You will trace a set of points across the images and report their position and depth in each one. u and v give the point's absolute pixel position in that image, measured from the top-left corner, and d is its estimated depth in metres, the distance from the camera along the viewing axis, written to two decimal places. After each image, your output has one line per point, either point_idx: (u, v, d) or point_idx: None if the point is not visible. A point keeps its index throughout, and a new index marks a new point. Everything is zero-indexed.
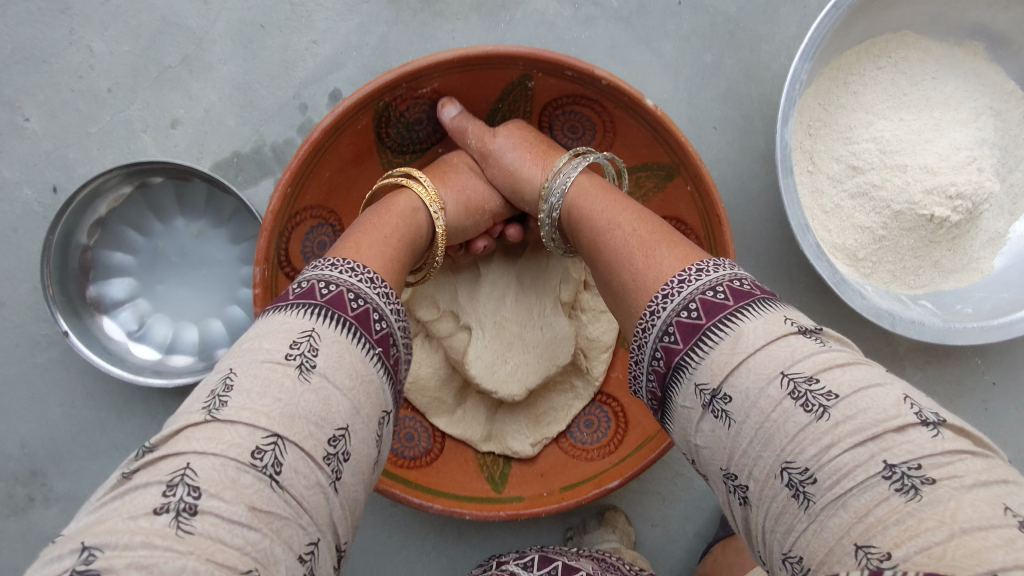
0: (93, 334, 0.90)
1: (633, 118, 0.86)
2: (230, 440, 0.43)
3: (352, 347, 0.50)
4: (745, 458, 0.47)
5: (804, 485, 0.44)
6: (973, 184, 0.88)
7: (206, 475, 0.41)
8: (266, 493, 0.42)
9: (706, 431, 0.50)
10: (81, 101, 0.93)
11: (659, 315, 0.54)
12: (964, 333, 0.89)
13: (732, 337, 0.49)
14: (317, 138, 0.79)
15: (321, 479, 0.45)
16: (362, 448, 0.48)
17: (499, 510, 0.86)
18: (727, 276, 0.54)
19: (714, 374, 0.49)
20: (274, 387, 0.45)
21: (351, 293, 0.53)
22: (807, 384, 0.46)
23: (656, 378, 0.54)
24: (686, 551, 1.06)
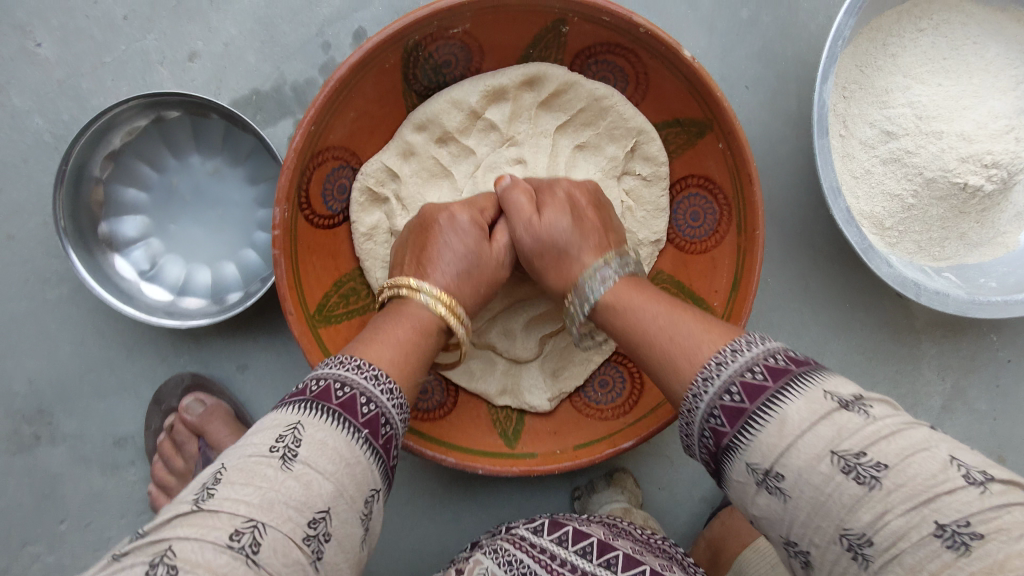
0: (104, 271, 0.88)
1: (669, 71, 0.83)
2: (214, 526, 0.46)
3: (337, 433, 0.54)
4: (804, 528, 0.49)
5: (861, 547, 0.46)
6: (1011, 152, 0.86)
7: (185, 556, 0.45)
8: (241, 572, 0.45)
9: (760, 504, 0.52)
10: (96, 29, 0.90)
11: (701, 397, 0.56)
12: (988, 307, 0.88)
13: (777, 421, 0.51)
14: (344, 75, 0.76)
15: (300, 558, 0.48)
16: (345, 529, 0.52)
17: (512, 466, 0.86)
18: (762, 354, 0.55)
19: (764, 454, 0.51)
20: (258, 476, 0.49)
21: (362, 396, 0.59)
22: (855, 458, 0.47)
23: (708, 453, 0.57)
24: (691, 513, 1.07)
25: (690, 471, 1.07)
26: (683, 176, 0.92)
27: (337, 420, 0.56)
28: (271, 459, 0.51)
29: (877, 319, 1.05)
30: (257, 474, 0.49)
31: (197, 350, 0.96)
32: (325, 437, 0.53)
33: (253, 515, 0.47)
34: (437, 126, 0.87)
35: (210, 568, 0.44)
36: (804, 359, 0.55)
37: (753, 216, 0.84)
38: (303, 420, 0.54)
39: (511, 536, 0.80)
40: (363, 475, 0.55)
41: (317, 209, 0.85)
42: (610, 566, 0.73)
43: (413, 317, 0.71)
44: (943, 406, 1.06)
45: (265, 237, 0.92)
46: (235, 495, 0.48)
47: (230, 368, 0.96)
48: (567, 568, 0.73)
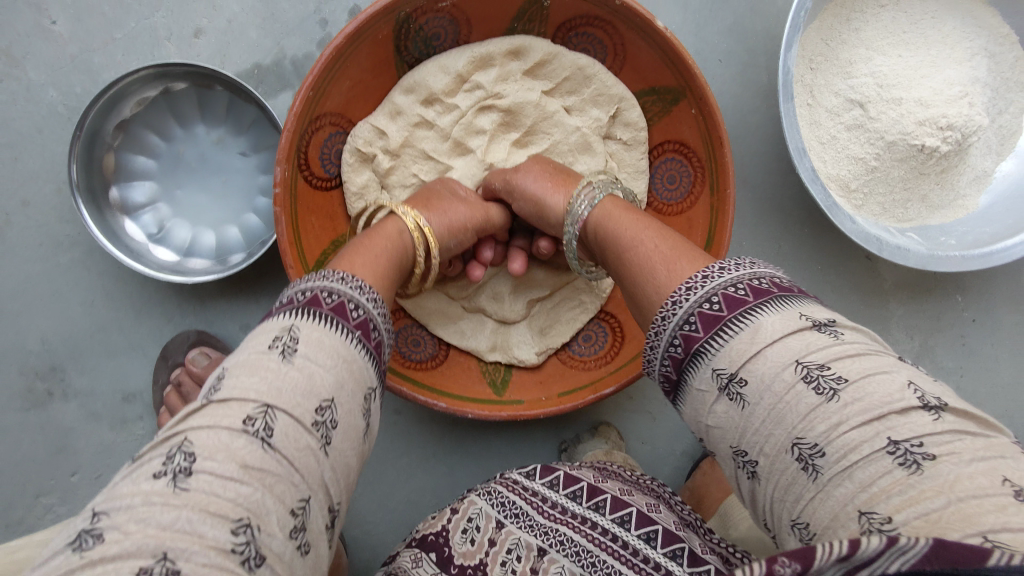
0: (115, 234, 0.94)
1: (644, 41, 0.89)
2: (228, 413, 0.46)
3: (329, 333, 0.53)
4: (755, 437, 0.49)
5: (812, 459, 0.46)
6: (964, 116, 0.91)
7: (203, 443, 0.44)
8: (256, 452, 0.45)
9: (719, 413, 0.52)
10: (107, 7, 0.96)
11: (681, 305, 0.55)
12: (946, 261, 0.94)
13: (751, 330, 0.50)
14: (340, 44, 0.82)
15: (311, 443, 0.48)
16: (350, 419, 0.52)
17: (500, 411, 0.91)
18: (748, 275, 0.54)
19: (731, 360, 0.50)
20: (262, 368, 0.48)
21: (352, 303, 0.57)
22: (818, 370, 0.47)
23: (671, 364, 0.56)
24: (673, 469, 1.12)
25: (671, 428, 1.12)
26: (659, 141, 0.98)
27: (327, 322, 0.54)
28: (271, 354, 0.50)
29: (845, 282, 1.09)
30: (260, 365, 0.49)
31: (201, 312, 1.01)
32: (319, 336, 0.53)
33: (264, 400, 0.47)
34: (424, 88, 0.92)
35: (228, 459, 0.43)
36: (789, 285, 0.54)
37: (724, 177, 0.89)
38: (297, 322, 0.53)
39: (505, 479, 0.80)
40: (358, 370, 0.54)
41: (315, 171, 0.91)
42: (600, 509, 0.75)
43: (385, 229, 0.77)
44: (912, 364, 1.12)
45: (265, 203, 0.98)
46: (243, 385, 0.48)
47: (233, 327, 1.02)
48: (559, 510, 0.75)
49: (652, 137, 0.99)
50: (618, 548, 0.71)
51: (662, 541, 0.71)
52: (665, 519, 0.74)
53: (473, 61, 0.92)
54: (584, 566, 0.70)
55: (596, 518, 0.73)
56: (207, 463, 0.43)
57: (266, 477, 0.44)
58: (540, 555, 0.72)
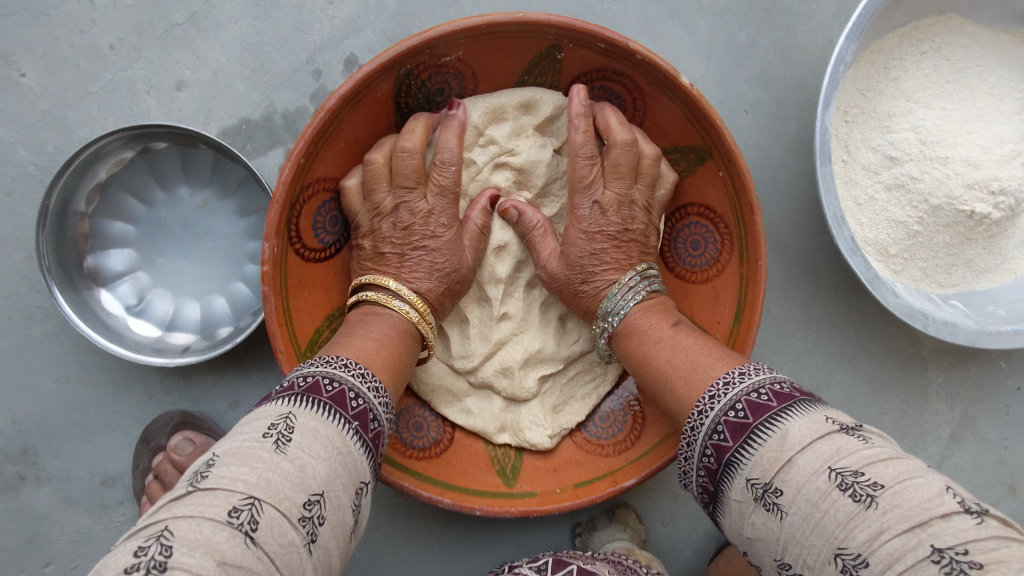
0: (90, 308, 0.86)
1: (667, 98, 0.82)
2: (212, 502, 0.44)
3: (326, 422, 0.54)
4: (799, 548, 0.49)
5: (855, 569, 0.45)
6: (1018, 179, 0.84)
7: (181, 535, 0.42)
8: (238, 549, 0.43)
9: (758, 524, 0.52)
10: (82, 58, 0.88)
11: (706, 416, 0.59)
12: (997, 337, 0.86)
13: (779, 436, 0.52)
14: (334, 106, 0.75)
15: (295, 540, 0.46)
16: (338, 516, 0.50)
17: (512, 507, 0.82)
18: (769, 379, 0.58)
19: (764, 469, 0.52)
20: (252, 458, 0.48)
21: (352, 393, 0.59)
22: (852, 477, 0.47)
23: (706, 473, 0.58)
24: (696, 548, 1.03)
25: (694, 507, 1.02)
26: (681, 204, 0.91)
27: (329, 412, 0.56)
28: (264, 442, 0.49)
29: (883, 347, 1.01)
30: (251, 455, 0.48)
31: (185, 388, 0.93)
32: (315, 426, 0.53)
33: (251, 492, 0.45)
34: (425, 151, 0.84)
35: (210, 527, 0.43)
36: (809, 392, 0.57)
37: (756, 246, 0.82)
38: (295, 410, 0.54)
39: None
40: (353, 464, 0.54)
41: (308, 242, 0.82)
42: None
43: (372, 325, 0.73)
44: (952, 437, 1.03)
45: (255, 270, 0.90)
46: (232, 473, 0.46)
47: (221, 406, 0.93)
48: None
49: (674, 198, 0.91)
50: None
51: None
52: None
53: (488, 112, 0.84)
54: None
55: None
56: (184, 558, 0.41)
57: None
58: None
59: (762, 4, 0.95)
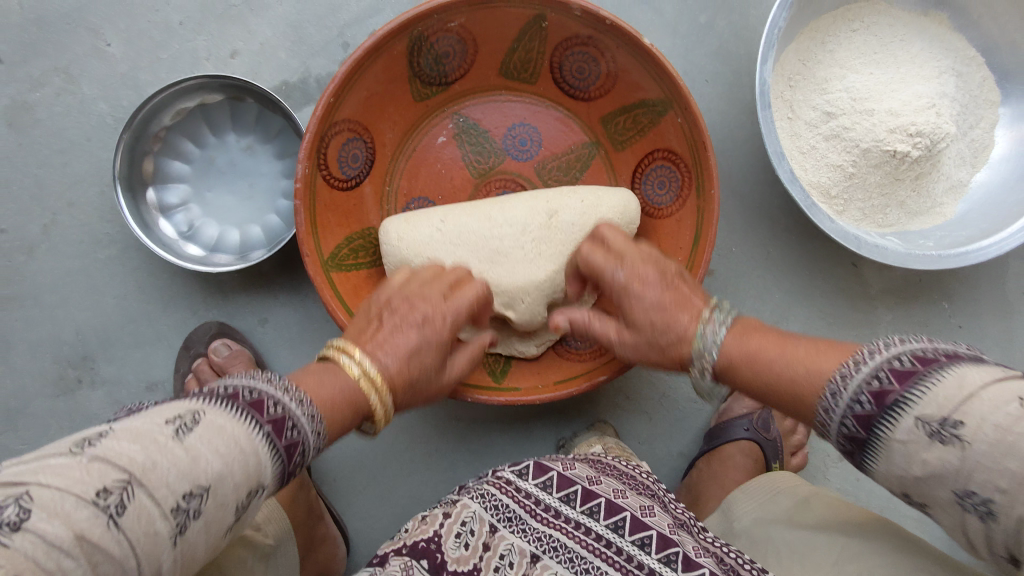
0: (150, 230, 1.03)
1: (633, 57, 0.98)
2: (84, 479, 0.46)
3: (240, 425, 0.54)
4: (959, 475, 0.50)
5: (949, 430, 0.50)
6: (931, 124, 0.98)
7: (41, 501, 0.45)
8: (99, 528, 0.45)
9: (931, 461, 0.51)
10: (156, 32, 1.08)
11: (852, 377, 0.57)
12: (922, 259, 0.99)
13: (955, 378, 0.51)
14: (359, 56, 0.92)
15: (161, 528, 0.48)
16: (216, 512, 0.51)
17: (499, 396, 0.96)
18: (915, 347, 0.55)
19: (939, 405, 0.50)
20: (146, 439, 0.49)
21: (272, 402, 0.58)
22: (940, 418, 0.50)
23: (857, 421, 0.56)
24: (671, 468, 1.14)
25: (667, 426, 1.14)
26: (649, 151, 1.06)
27: (242, 416, 0.55)
28: (167, 430, 0.50)
29: (836, 287, 1.14)
30: (144, 436, 0.49)
31: (223, 305, 1.09)
32: (223, 424, 0.53)
33: (128, 473, 0.47)
34: None
35: (136, 455, 0.48)
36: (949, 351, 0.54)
37: (709, 178, 0.96)
38: (207, 408, 0.54)
39: (498, 480, 0.83)
40: (255, 466, 0.54)
41: (334, 172, 0.99)
42: (593, 514, 0.78)
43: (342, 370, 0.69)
44: None
45: (287, 204, 1.06)
46: (121, 451, 0.48)
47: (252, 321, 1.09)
48: (553, 514, 0.78)
49: (643, 146, 1.07)
50: (614, 557, 0.74)
51: (656, 546, 0.74)
52: (661, 522, 0.77)
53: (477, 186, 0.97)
54: (577, 572, 0.74)
55: (591, 524, 0.77)
56: (39, 523, 0.44)
57: (95, 555, 0.45)
58: (532, 561, 0.75)
59: None
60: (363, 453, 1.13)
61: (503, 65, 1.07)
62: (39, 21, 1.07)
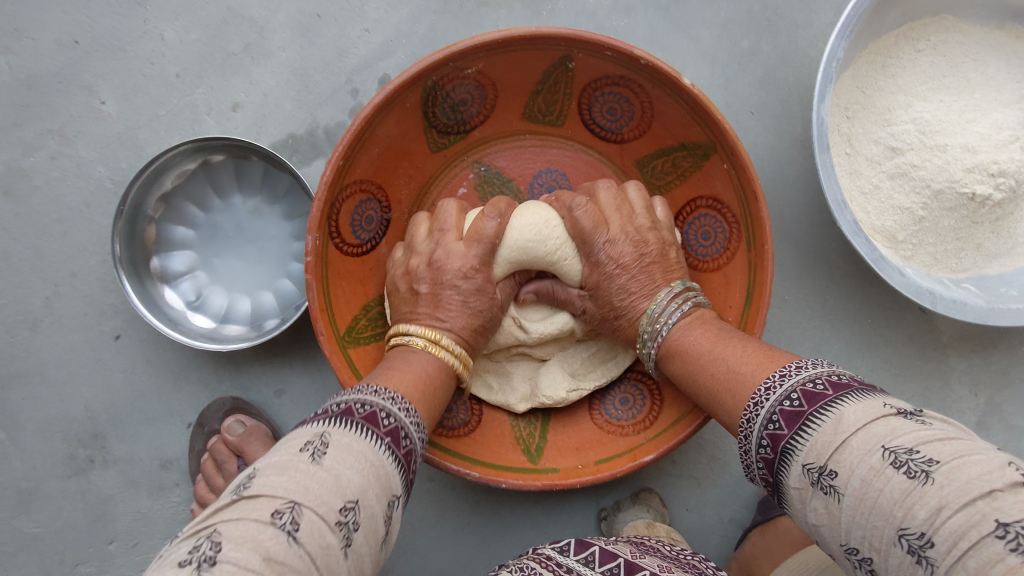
0: (155, 303, 0.96)
1: (671, 98, 0.88)
2: (257, 506, 0.45)
3: (360, 439, 0.53)
4: (860, 529, 0.47)
5: (923, 551, 0.43)
6: (1017, 161, 0.86)
7: (230, 535, 0.43)
8: (281, 546, 0.43)
9: (818, 510, 0.50)
10: (152, 86, 1.00)
11: (761, 407, 0.56)
12: (1007, 313, 0.88)
13: (833, 421, 0.50)
14: (369, 113, 0.84)
15: (333, 542, 0.45)
16: (371, 525, 0.49)
17: (535, 480, 0.87)
18: (825, 370, 0.55)
19: (819, 453, 0.50)
20: (291, 468, 0.48)
21: (384, 413, 0.58)
22: (908, 453, 0.45)
23: (764, 464, 0.56)
24: (722, 537, 1.05)
25: (717, 493, 1.05)
26: (691, 198, 0.96)
27: (360, 431, 0.55)
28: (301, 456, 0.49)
29: (901, 335, 1.04)
30: (290, 466, 0.48)
31: (237, 376, 1.02)
32: (349, 442, 0.52)
33: (291, 496, 0.45)
34: None
35: (288, 477, 0.47)
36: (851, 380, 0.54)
37: (761, 232, 0.87)
38: (331, 428, 0.53)
39: (539, 559, 0.76)
40: (316, 551, 0.44)
41: (347, 237, 0.91)
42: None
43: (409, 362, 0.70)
44: (978, 423, 1.04)
45: (299, 268, 0.99)
46: (272, 481, 0.46)
47: (268, 393, 1.02)
48: None
49: (685, 192, 0.96)
50: None
51: None
52: None
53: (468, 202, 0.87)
54: None
55: None
56: (234, 552, 0.42)
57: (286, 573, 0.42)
58: None
59: (763, 13, 1.01)
60: None
61: (526, 108, 0.98)
62: (30, 81, 1.00)
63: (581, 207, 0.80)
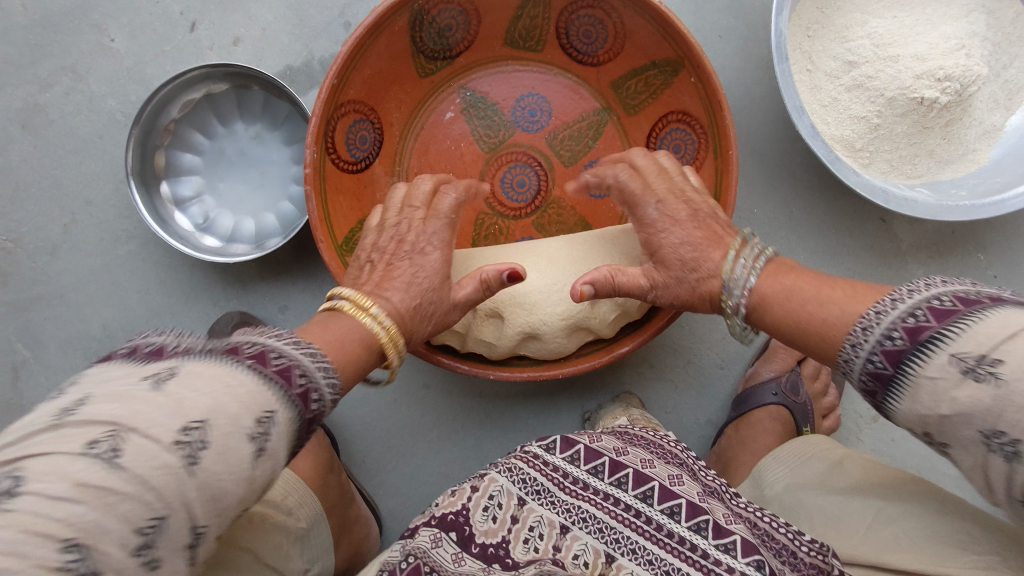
0: (166, 223, 1.03)
1: (641, 17, 0.95)
2: (163, 417, 0.44)
3: (255, 378, 0.50)
4: (966, 398, 0.49)
5: (980, 370, 0.48)
6: (962, 67, 0.93)
7: (132, 440, 0.43)
8: (178, 463, 0.44)
9: (963, 399, 0.48)
10: (158, 24, 1.07)
11: (885, 317, 0.55)
12: (955, 211, 0.95)
13: (996, 319, 0.49)
14: (361, 33, 0.90)
15: (241, 460, 0.47)
16: (277, 446, 0.50)
17: (521, 372, 0.94)
18: (928, 296, 0.53)
19: (977, 343, 0.48)
20: (202, 381, 0.47)
21: (276, 352, 0.53)
22: (973, 318, 0.50)
23: (884, 357, 0.54)
24: (701, 437, 1.13)
25: (694, 396, 1.13)
26: (663, 114, 1.03)
27: (252, 368, 0.50)
28: (215, 372, 0.48)
29: (863, 244, 1.10)
30: (199, 379, 0.47)
31: (243, 294, 1.09)
32: (241, 378, 0.49)
33: (200, 415, 0.46)
34: None
35: (195, 394, 0.46)
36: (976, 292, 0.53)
37: (726, 138, 0.93)
38: (225, 359, 0.49)
39: (524, 454, 0.74)
40: (250, 396, 0.49)
41: (342, 154, 0.98)
42: (622, 485, 0.70)
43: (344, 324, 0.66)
44: None
45: (299, 190, 1.06)
46: (181, 392, 0.46)
47: (272, 309, 1.09)
48: (581, 487, 0.70)
49: (657, 109, 1.03)
50: (642, 525, 0.67)
51: (687, 517, 0.67)
52: (689, 489, 0.69)
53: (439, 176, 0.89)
54: (608, 542, 0.67)
55: (619, 495, 0.69)
56: (132, 458, 0.42)
57: (174, 487, 0.43)
58: (563, 532, 0.68)
59: None
60: (389, 433, 1.13)
61: (508, 35, 1.05)
62: (44, 22, 1.07)
63: (626, 174, 0.81)
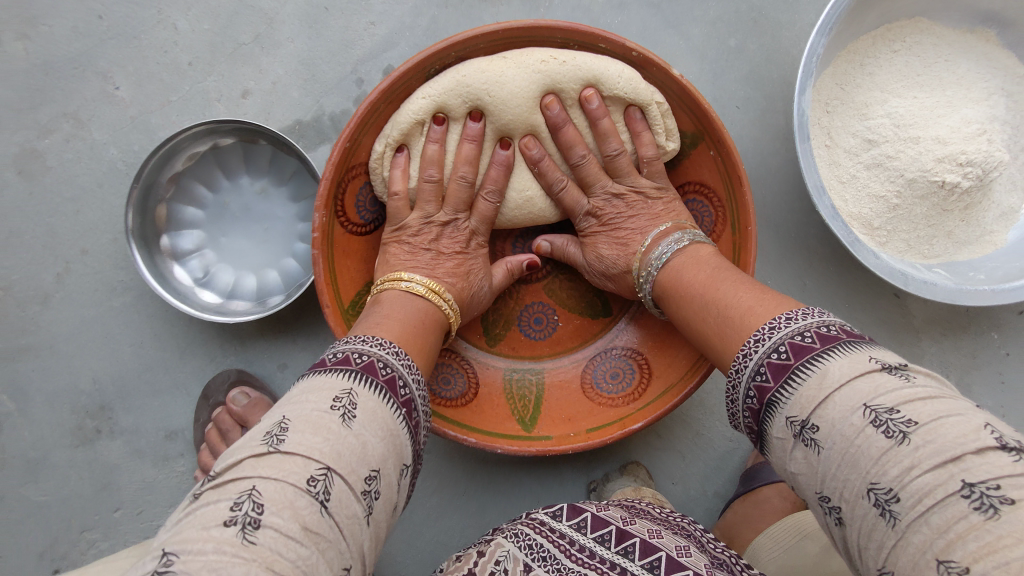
0: (164, 278, 1.00)
1: (661, 89, 0.93)
2: (293, 469, 0.49)
3: (381, 404, 0.59)
4: (836, 481, 0.53)
5: (889, 504, 0.49)
6: (983, 152, 0.92)
7: (269, 495, 0.48)
8: (317, 515, 0.48)
9: (799, 459, 0.56)
10: (166, 73, 1.05)
11: (750, 359, 0.62)
12: (975, 295, 0.93)
13: (818, 376, 0.55)
14: (375, 98, 0.88)
15: (358, 511, 0.51)
16: (387, 490, 0.56)
17: (530, 446, 0.91)
18: (815, 323, 0.60)
19: (802, 407, 0.56)
20: (324, 428, 0.53)
21: (381, 363, 0.63)
22: (887, 414, 0.51)
23: (751, 414, 0.62)
24: (706, 510, 1.10)
25: (701, 467, 1.10)
26: (680, 185, 1.01)
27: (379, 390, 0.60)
28: (333, 415, 0.54)
29: (876, 318, 1.09)
30: (322, 425, 0.53)
31: (241, 351, 1.06)
32: (373, 406, 0.58)
33: (326, 461, 0.51)
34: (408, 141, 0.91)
35: (323, 438, 0.52)
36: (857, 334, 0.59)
37: (745, 216, 0.91)
38: (356, 388, 0.58)
39: (530, 522, 0.69)
40: (398, 446, 0.59)
41: (351, 217, 0.95)
42: (628, 554, 0.63)
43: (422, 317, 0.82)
44: None
45: (304, 248, 1.03)
46: (309, 442, 0.51)
47: (271, 367, 1.06)
48: (586, 554, 0.63)
49: (673, 179, 1.02)
50: None
51: None
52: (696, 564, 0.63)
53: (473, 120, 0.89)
54: None
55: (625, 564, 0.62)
56: (274, 517, 0.47)
57: (322, 542, 0.48)
58: None
59: (749, 13, 1.07)
60: None
61: None
62: (46, 67, 1.05)
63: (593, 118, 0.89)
